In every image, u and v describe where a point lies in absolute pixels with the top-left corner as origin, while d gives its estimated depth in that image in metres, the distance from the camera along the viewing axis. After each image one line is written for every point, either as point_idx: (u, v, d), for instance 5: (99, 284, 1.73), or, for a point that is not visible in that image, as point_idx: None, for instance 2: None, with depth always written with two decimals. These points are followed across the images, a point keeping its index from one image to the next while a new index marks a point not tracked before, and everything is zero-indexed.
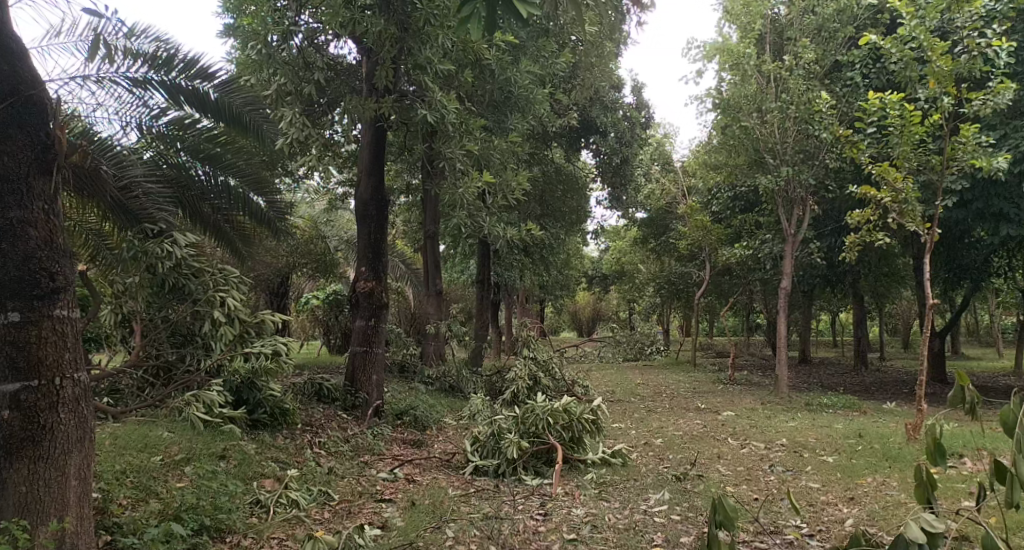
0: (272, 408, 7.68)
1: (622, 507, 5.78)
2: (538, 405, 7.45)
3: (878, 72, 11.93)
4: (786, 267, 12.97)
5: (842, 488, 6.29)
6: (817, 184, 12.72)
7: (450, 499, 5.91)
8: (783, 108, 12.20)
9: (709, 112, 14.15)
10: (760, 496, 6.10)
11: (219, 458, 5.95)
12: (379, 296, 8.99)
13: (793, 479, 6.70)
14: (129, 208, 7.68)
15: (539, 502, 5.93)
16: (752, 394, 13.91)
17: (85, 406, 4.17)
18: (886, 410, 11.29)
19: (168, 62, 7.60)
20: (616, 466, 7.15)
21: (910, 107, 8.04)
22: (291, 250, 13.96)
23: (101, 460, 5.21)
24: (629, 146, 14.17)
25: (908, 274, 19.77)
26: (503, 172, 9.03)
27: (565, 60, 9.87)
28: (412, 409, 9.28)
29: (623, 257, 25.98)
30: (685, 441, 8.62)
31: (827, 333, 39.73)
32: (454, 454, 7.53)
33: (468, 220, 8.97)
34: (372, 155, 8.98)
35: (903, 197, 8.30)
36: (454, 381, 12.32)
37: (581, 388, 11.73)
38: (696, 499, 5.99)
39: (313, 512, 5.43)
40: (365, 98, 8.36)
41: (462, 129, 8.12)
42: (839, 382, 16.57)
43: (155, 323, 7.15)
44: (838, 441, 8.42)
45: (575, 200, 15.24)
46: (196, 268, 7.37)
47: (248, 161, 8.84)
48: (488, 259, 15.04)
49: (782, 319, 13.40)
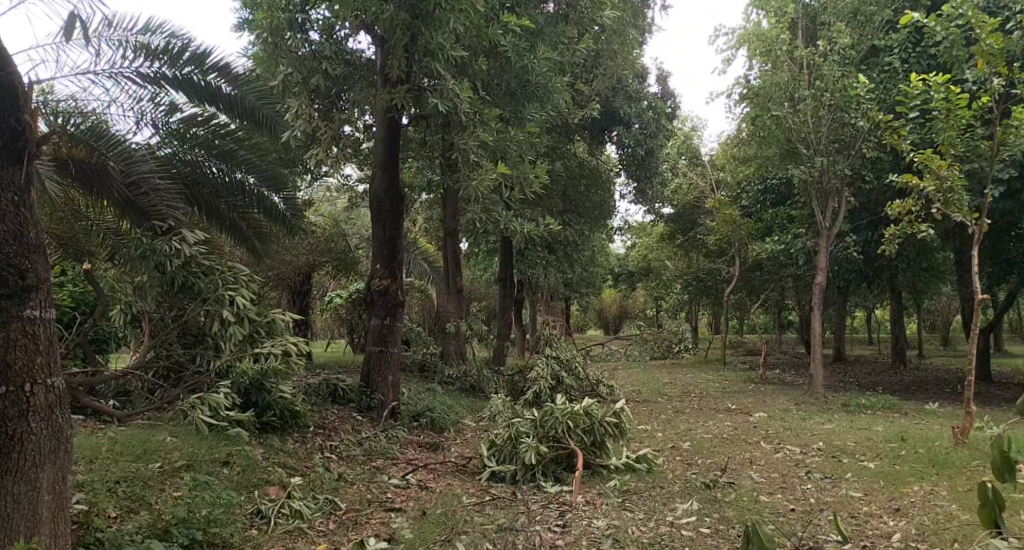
0: (282, 411, 7.31)
1: (647, 519, 5.38)
2: (557, 408, 7.04)
3: (919, 56, 11.30)
4: (821, 262, 12.40)
5: (886, 498, 5.82)
6: (853, 174, 12.15)
7: (464, 508, 5.58)
8: (817, 96, 11.67)
9: (738, 104, 13.69)
10: (796, 506, 5.66)
11: (221, 464, 5.65)
12: (394, 294, 8.68)
13: (832, 487, 6.25)
14: (139, 205, 7.40)
15: (557, 513, 5.56)
16: (785, 394, 13.36)
17: (61, 415, 3.95)
18: (928, 412, 10.73)
19: (181, 57, 7.36)
20: (641, 473, 6.74)
21: (956, 89, 7.48)
22: (311, 247, 13.70)
23: (97, 468, 4.99)
24: (655, 137, 13.60)
25: (948, 268, 19.02)
26: (521, 164, 8.63)
27: (585, 47, 9.45)
28: (429, 411, 8.96)
29: (650, 254, 25.45)
30: (715, 445, 8.18)
31: (861, 331, 38.75)
32: (470, 458, 7.17)
33: (484, 214, 8.58)
34: (386, 149, 8.66)
35: (948, 186, 7.76)
36: (475, 381, 11.97)
37: (606, 387, 11.29)
38: (727, 509, 5.58)
39: (318, 524, 5.14)
40: (377, 88, 8.04)
41: (477, 119, 7.73)
42: (876, 381, 15.95)
43: (166, 322, 7.02)
44: (880, 446, 7.92)
45: (599, 194, 14.84)
46: (205, 267, 7.19)
47: (263, 158, 8.60)
48: (510, 256, 14.69)
49: (818, 317, 12.83)
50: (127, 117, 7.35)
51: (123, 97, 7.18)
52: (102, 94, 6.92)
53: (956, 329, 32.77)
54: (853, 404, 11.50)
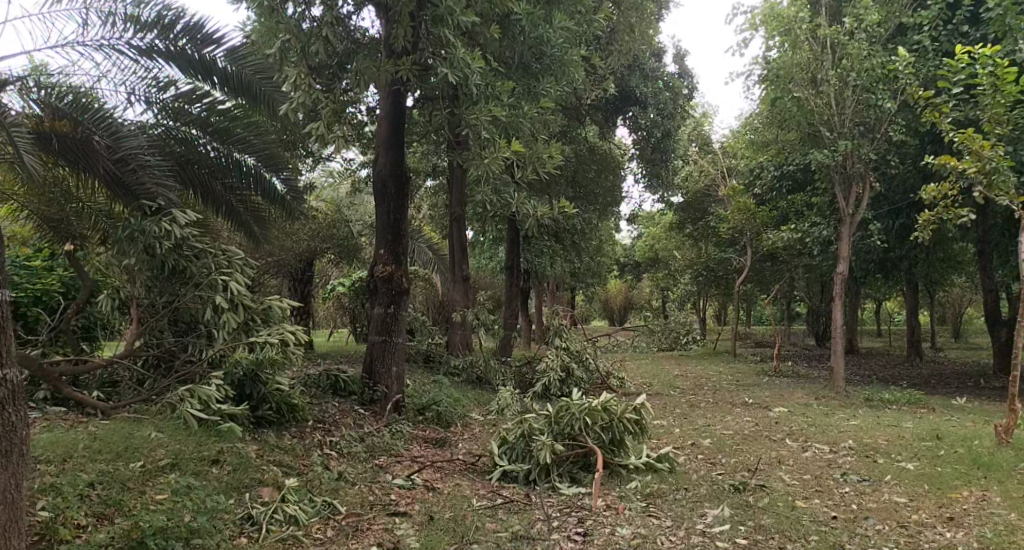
0: (278, 404, 6.85)
1: (676, 527, 4.93)
2: (574, 403, 6.54)
3: (951, 34, 10.76)
4: (843, 250, 11.86)
5: (935, 504, 5.39)
6: (879, 158, 11.59)
7: (474, 513, 5.14)
8: (841, 76, 11.10)
9: (757, 85, 13.14)
10: (838, 513, 5.22)
11: (210, 463, 5.19)
12: (399, 281, 8.17)
13: (873, 491, 5.78)
14: (125, 182, 6.84)
15: (575, 518, 5.08)
16: (803, 388, 12.83)
17: (14, 412, 3.51)
18: (956, 408, 10.24)
19: (175, 28, 6.99)
20: (663, 474, 6.27)
21: (1004, 63, 6.95)
22: (314, 232, 13.22)
23: (73, 468, 4.55)
24: (671, 119, 13.03)
25: (966, 258, 18.49)
26: (534, 142, 8.06)
27: (602, 17, 8.87)
28: (435, 404, 8.45)
29: (658, 244, 24.97)
30: (738, 443, 7.70)
31: (868, 323, 38.25)
32: (480, 456, 6.69)
33: (493, 196, 8.05)
34: (390, 127, 8.17)
35: (992, 167, 7.24)
36: (482, 372, 11.45)
37: (618, 379, 10.83)
38: (763, 516, 5.14)
39: (315, 530, 4.68)
40: (380, 60, 7.52)
41: (489, 92, 7.19)
42: (894, 375, 15.44)
43: (156, 308, 6.63)
44: (913, 445, 7.42)
45: (611, 179, 14.31)
46: (198, 249, 6.72)
47: (261, 136, 8.05)
48: (517, 243, 14.16)
49: (839, 308, 12.31)
50: (119, 93, 6.95)
51: (115, 72, 6.81)
52: (91, 66, 6.52)
53: (968, 321, 32.25)
54: (877, 398, 10.99)
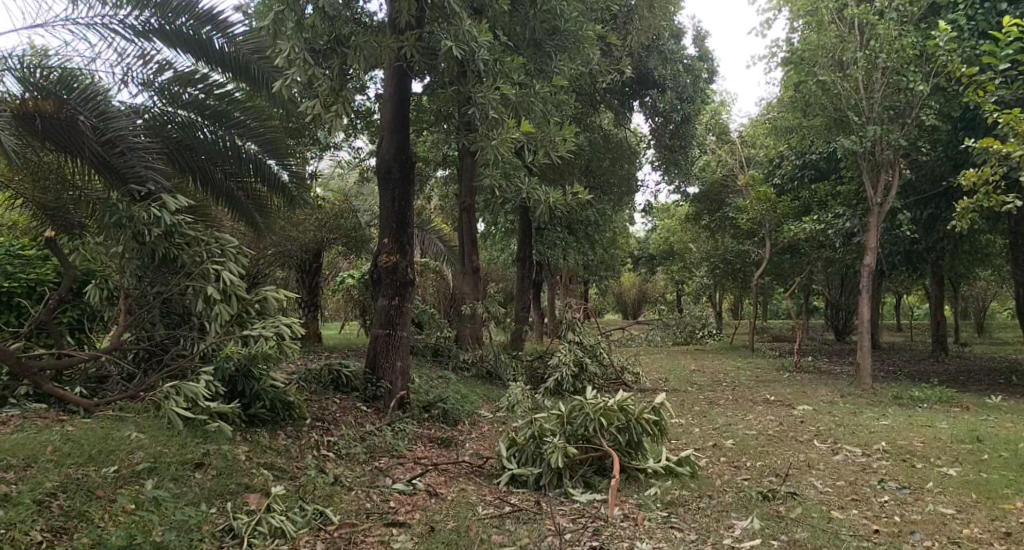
0: (272, 401, 6.40)
1: (700, 540, 4.48)
2: (588, 402, 6.06)
3: (988, 12, 10.16)
4: (870, 239, 11.31)
5: (986, 517, 4.91)
6: (909, 145, 11.02)
7: (479, 523, 4.71)
8: (870, 58, 10.52)
9: (779, 68, 12.56)
10: (880, 526, 4.75)
11: (193, 467, 4.78)
12: (404, 272, 7.70)
13: (915, 501, 5.28)
14: (115, 166, 6.40)
15: (590, 530, 4.63)
16: (828, 385, 12.30)
17: None
18: (991, 407, 9.72)
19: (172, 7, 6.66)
20: (683, 478, 5.81)
21: None
22: (319, 222, 12.82)
23: (36, 477, 4.15)
24: (691, 103, 12.52)
25: (995, 251, 17.81)
26: (545, 124, 7.56)
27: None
28: (441, 401, 8.01)
29: (675, 236, 24.38)
30: (763, 444, 7.20)
31: (887, 317, 37.46)
32: (487, 458, 6.25)
33: (503, 181, 7.56)
34: (394, 110, 7.73)
35: None
36: (492, 366, 11.00)
37: (633, 375, 10.35)
38: (796, 528, 4.68)
39: (303, 543, 4.27)
40: (383, 36, 7.07)
41: (498, 69, 6.70)
42: (919, 371, 14.87)
43: (146, 300, 6.26)
44: (952, 448, 6.91)
45: (626, 167, 13.79)
46: (189, 237, 6.30)
47: (261, 121, 7.52)
48: (530, 233, 13.65)
49: (866, 303, 11.75)
50: (113, 74, 6.56)
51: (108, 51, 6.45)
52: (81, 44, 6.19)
53: (992, 317, 31.46)
54: (906, 395, 10.46)
